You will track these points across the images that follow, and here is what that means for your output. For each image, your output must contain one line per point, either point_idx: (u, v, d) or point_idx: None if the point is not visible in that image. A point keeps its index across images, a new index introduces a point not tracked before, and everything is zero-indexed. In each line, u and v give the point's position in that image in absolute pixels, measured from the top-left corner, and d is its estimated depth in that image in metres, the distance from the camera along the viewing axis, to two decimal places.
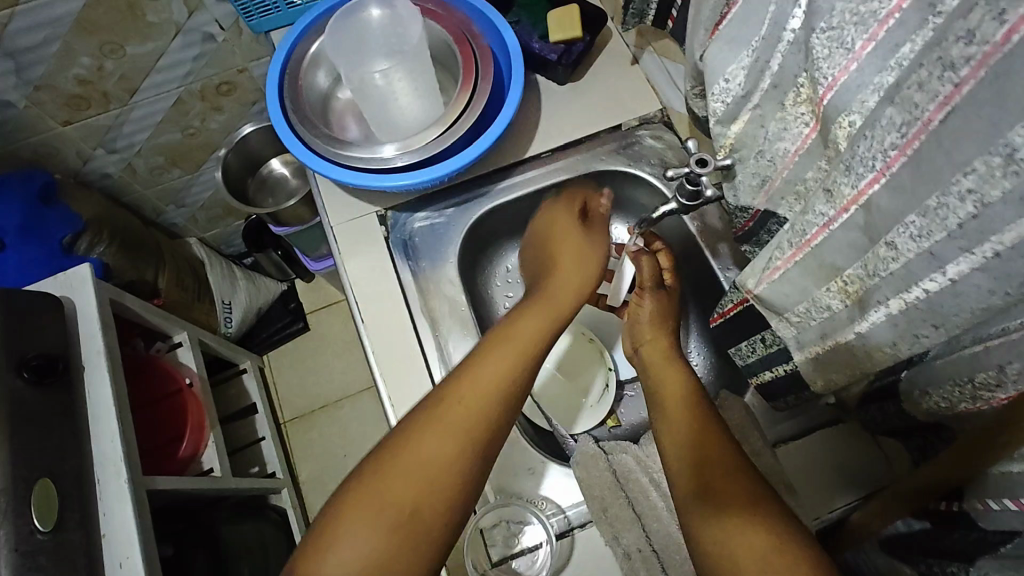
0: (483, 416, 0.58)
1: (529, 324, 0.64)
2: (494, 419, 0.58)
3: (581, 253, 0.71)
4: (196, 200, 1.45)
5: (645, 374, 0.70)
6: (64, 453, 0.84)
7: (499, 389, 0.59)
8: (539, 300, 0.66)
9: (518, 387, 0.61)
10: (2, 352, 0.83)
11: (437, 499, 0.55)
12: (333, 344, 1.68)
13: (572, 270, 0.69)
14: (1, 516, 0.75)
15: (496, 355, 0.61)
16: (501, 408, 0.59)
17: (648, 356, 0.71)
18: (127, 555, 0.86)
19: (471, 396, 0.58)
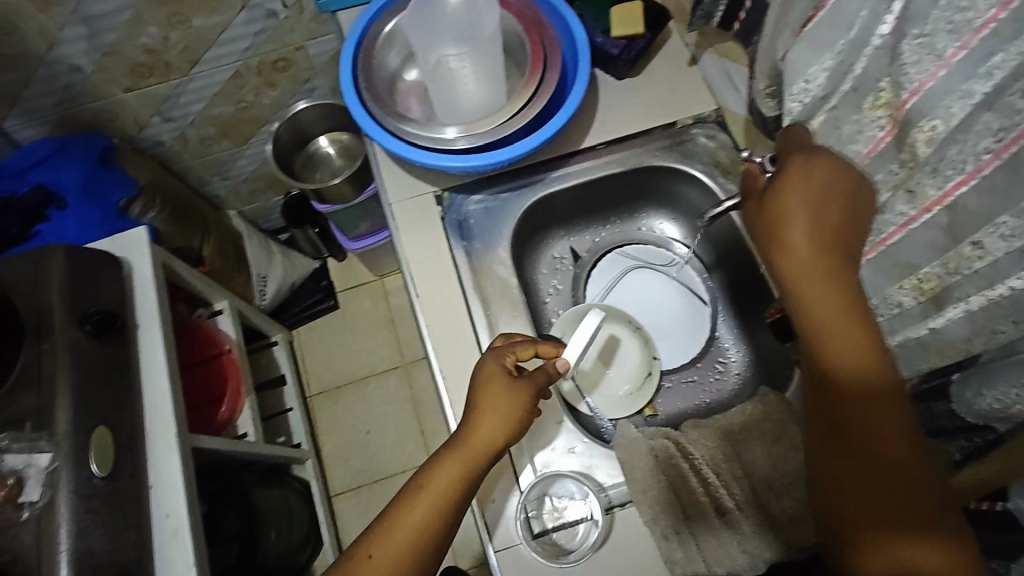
0: (392, 569, 0.62)
1: (440, 478, 0.64)
2: (406, 568, 0.62)
3: (498, 403, 0.66)
4: (240, 172, 1.48)
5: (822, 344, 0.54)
6: (120, 405, 0.88)
7: (410, 541, 0.63)
8: (453, 448, 0.65)
9: (429, 538, 0.63)
10: (68, 305, 0.87)
11: None
12: (361, 323, 1.71)
13: (485, 418, 0.65)
14: (62, 458, 0.78)
15: (404, 513, 0.64)
16: (415, 559, 0.63)
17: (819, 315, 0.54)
18: (173, 506, 0.89)
19: (380, 554, 0.62)
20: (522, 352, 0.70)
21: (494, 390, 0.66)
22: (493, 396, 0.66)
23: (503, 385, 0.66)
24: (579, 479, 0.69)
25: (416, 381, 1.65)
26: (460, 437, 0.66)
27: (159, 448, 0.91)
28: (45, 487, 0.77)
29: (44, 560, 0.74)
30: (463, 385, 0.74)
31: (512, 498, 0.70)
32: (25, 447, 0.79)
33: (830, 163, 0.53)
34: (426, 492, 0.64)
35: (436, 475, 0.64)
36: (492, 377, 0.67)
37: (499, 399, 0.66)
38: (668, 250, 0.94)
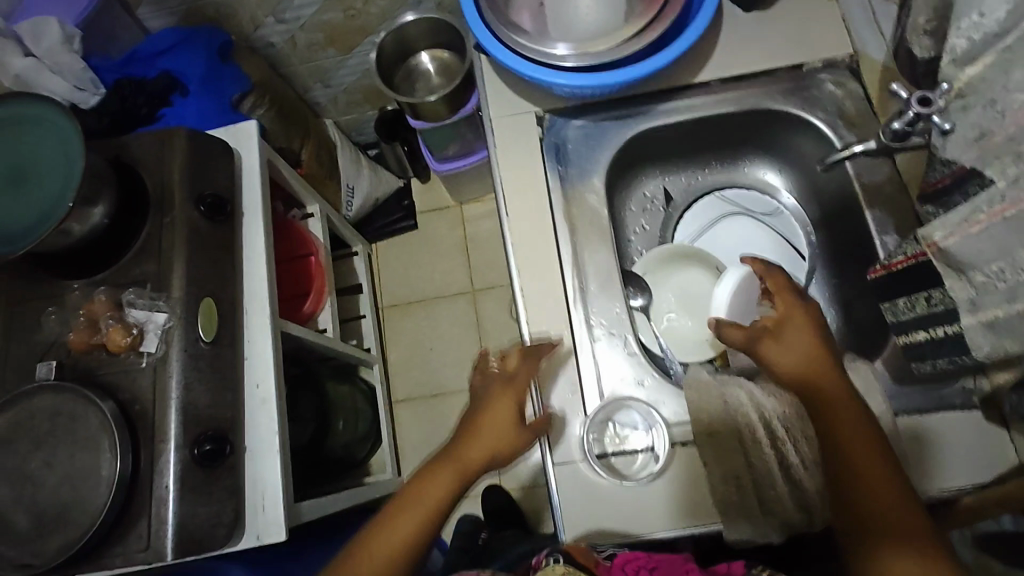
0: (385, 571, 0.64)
1: (438, 483, 0.68)
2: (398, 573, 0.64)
3: (503, 417, 0.69)
4: (341, 81, 1.52)
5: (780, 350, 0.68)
6: (224, 282, 0.96)
7: (405, 545, 0.65)
8: (450, 454, 0.69)
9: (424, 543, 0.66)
10: (188, 184, 0.94)
11: None
12: (437, 245, 1.75)
13: (489, 428, 0.69)
14: (175, 320, 0.87)
15: (397, 521, 0.66)
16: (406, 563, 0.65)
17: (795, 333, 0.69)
18: (263, 379, 0.97)
19: (373, 556, 0.64)
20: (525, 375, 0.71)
21: (498, 408, 0.69)
22: (497, 416, 0.69)
23: (507, 400, 0.70)
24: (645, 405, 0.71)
25: (483, 308, 1.70)
26: (459, 444, 0.70)
27: (256, 326, 1.00)
28: (161, 342, 0.86)
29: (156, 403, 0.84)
30: (543, 307, 0.76)
31: (575, 426, 0.72)
32: (146, 304, 0.88)
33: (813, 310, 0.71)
34: (417, 500, 0.67)
35: (434, 481, 0.68)
36: (496, 395, 0.70)
37: (495, 415, 0.69)
38: (772, 197, 0.92)
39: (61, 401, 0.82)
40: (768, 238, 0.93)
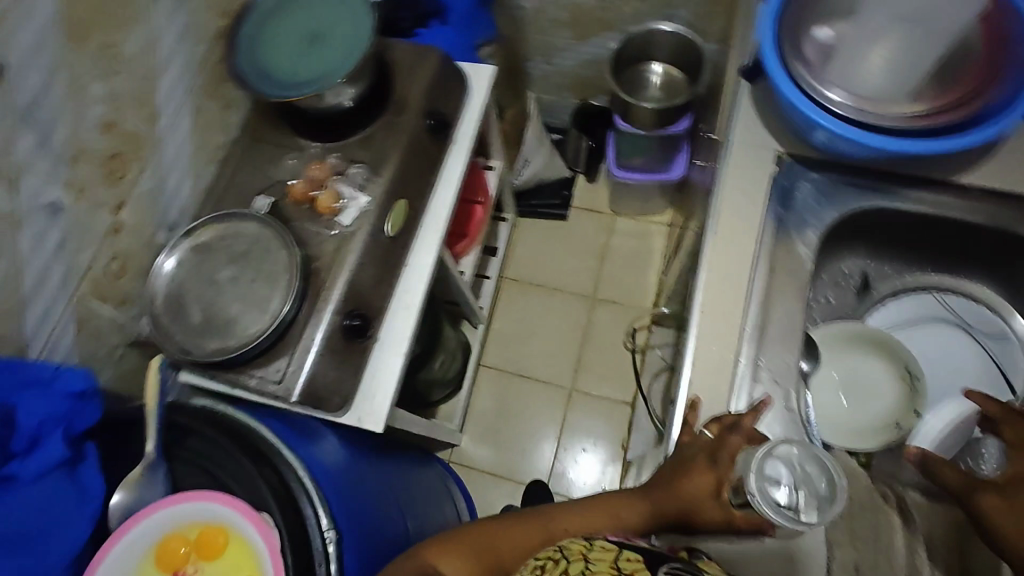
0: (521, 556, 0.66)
1: (621, 506, 0.69)
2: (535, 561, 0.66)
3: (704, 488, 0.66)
4: (561, 64, 1.58)
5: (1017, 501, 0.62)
6: (421, 193, 1.04)
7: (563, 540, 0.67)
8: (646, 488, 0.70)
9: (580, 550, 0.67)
10: (426, 97, 1.03)
11: None
12: (576, 242, 1.76)
13: (687, 486, 0.67)
14: (376, 206, 0.96)
15: (575, 514, 0.69)
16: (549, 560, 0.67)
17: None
18: (411, 291, 1.01)
19: (529, 530, 0.68)
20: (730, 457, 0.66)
21: (696, 476, 0.67)
22: (693, 485, 0.67)
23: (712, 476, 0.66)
24: (788, 447, 0.61)
25: (597, 313, 1.69)
26: (656, 485, 0.70)
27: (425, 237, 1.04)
28: (355, 219, 0.95)
29: (332, 267, 0.93)
30: (715, 328, 0.74)
31: (756, 500, 0.58)
32: (357, 184, 0.97)
33: None
34: (601, 508, 0.70)
35: (621, 503, 0.70)
36: (704, 462, 0.67)
37: (693, 482, 0.67)
38: (1001, 320, 0.86)
39: (263, 232, 0.93)
40: (976, 361, 0.85)
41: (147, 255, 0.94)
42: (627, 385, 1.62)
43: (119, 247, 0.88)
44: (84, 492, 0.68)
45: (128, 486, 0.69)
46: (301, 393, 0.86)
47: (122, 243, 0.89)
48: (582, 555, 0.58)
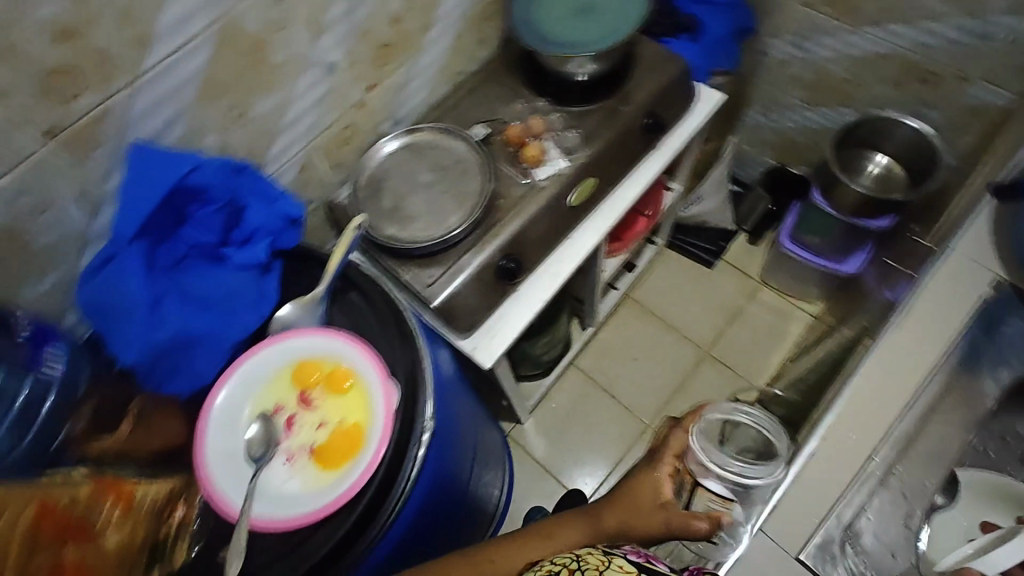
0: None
1: (568, 530, 0.71)
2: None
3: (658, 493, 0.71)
4: (778, 121, 1.56)
5: None
6: (611, 180, 1.08)
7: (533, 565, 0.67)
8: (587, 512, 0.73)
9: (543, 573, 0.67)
10: (655, 97, 1.07)
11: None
12: (714, 294, 1.71)
13: (634, 498, 0.71)
14: (571, 172, 1.01)
15: (529, 539, 0.70)
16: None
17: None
18: (565, 261, 1.04)
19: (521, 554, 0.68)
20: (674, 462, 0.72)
21: (643, 481, 0.72)
22: (640, 495, 0.72)
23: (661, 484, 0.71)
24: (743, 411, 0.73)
25: (704, 368, 1.64)
26: (596, 506, 0.73)
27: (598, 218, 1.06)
28: (550, 178, 1.01)
29: (512, 208, 0.99)
30: (863, 415, 0.71)
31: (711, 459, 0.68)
32: (563, 152, 1.03)
33: None
34: (542, 538, 0.70)
35: (568, 528, 0.71)
36: (649, 467, 0.73)
37: (646, 492, 0.71)
38: None
39: (468, 155, 1.01)
40: None
41: (369, 137, 1.05)
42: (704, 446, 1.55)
43: (354, 120, 1.00)
44: (262, 292, 0.76)
45: (299, 304, 0.76)
46: (442, 302, 0.93)
47: (358, 118, 1.00)
48: (598, 569, 0.59)
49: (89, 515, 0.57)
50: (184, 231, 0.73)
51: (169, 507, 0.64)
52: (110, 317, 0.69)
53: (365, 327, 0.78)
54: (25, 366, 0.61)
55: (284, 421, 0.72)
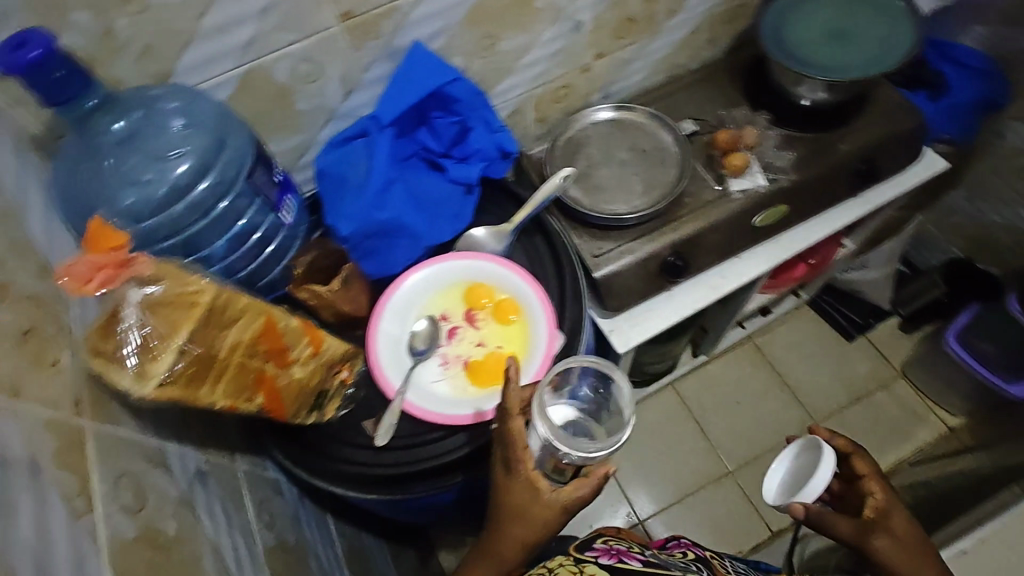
0: None
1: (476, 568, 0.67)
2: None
3: (528, 501, 0.63)
4: (983, 211, 1.43)
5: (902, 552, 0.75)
6: (802, 213, 1.04)
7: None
8: (484, 543, 0.67)
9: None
10: (880, 144, 1.02)
11: None
12: (839, 367, 1.62)
13: (521, 520, 0.64)
14: (769, 193, 0.99)
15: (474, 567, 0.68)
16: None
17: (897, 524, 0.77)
18: (723, 278, 1.04)
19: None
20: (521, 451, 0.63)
21: (511, 479, 0.64)
22: (517, 498, 0.63)
23: (522, 456, 0.63)
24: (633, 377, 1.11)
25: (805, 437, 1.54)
26: (493, 533, 0.66)
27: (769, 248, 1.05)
28: (744, 192, 0.99)
29: (697, 209, 0.99)
30: None
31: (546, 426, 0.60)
32: (769, 172, 1.00)
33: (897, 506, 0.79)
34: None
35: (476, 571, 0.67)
36: (507, 448, 0.63)
37: (517, 493, 0.63)
38: None
39: (671, 146, 1.02)
40: None
41: (579, 101, 1.08)
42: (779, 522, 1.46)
43: (574, 81, 1.03)
44: (459, 213, 0.81)
45: (492, 231, 0.81)
46: (601, 275, 0.95)
47: (579, 80, 1.04)
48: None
49: (291, 346, 0.62)
50: (421, 133, 0.79)
51: (339, 366, 0.70)
52: (343, 186, 0.75)
53: (541, 273, 0.82)
54: (271, 204, 0.69)
55: (448, 330, 0.77)
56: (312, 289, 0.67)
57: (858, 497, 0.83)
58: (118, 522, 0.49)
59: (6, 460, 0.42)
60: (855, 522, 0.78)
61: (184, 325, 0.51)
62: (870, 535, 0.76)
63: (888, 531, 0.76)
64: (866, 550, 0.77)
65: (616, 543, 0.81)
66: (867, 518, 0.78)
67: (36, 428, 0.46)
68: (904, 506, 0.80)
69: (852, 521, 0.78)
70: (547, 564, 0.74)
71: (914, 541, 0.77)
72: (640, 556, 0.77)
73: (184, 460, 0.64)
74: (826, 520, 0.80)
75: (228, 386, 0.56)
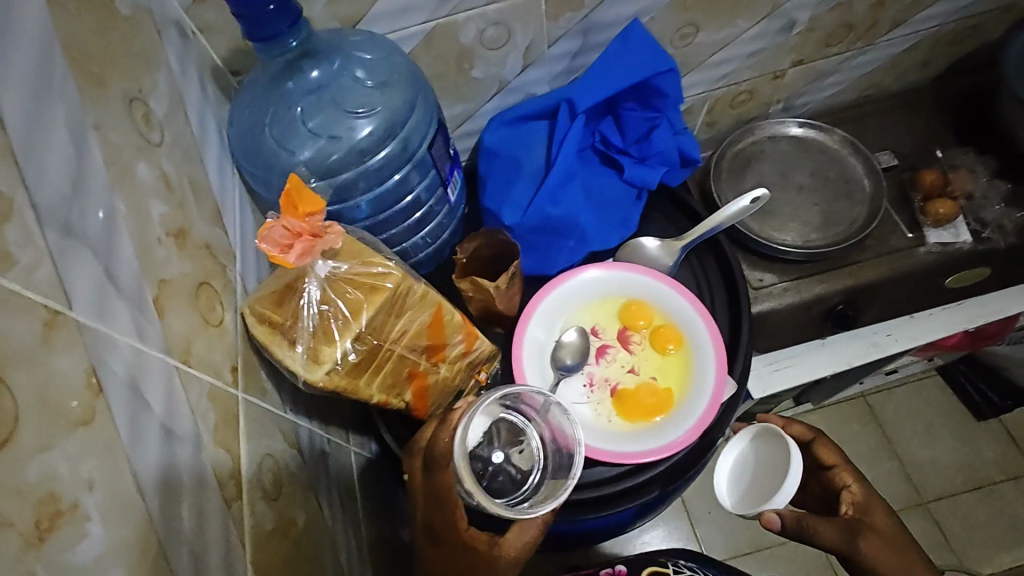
0: None
1: None
2: None
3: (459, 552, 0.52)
4: None
5: (890, 563, 0.57)
6: (998, 280, 0.90)
7: None
8: None
9: None
10: None
11: None
12: (963, 446, 1.44)
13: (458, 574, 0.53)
14: (971, 252, 0.85)
15: None
16: None
17: (881, 520, 0.60)
18: (885, 335, 0.89)
19: None
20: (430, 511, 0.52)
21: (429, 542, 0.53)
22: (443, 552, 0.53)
23: (434, 514, 0.52)
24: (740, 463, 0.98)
25: (911, 515, 1.37)
26: None
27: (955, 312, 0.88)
28: (939, 245, 0.85)
29: (881, 256, 0.86)
30: None
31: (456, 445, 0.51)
32: (980, 228, 0.86)
33: (878, 501, 0.62)
34: None
35: None
36: (432, 510, 0.52)
37: (430, 554, 0.54)
38: None
39: (860, 178, 0.90)
40: None
41: (756, 109, 0.96)
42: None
43: (761, 87, 0.91)
44: (627, 218, 0.73)
45: (664, 244, 0.72)
46: (758, 312, 0.85)
47: (766, 87, 0.91)
48: None
49: (448, 341, 0.55)
50: (606, 122, 0.72)
51: (481, 367, 0.62)
52: (514, 167, 0.69)
53: (707, 302, 0.73)
54: (442, 179, 0.64)
55: (597, 347, 0.69)
56: (477, 282, 0.60)
57: (820, 487, 0.67)
58: (259, 512, 0.45)
59: (176, 433, 0.38)
60: (838, 524, 0.59)
61: (365, 309, 0.45)
62: (859, 540, 0.58)
63: (875, 531, 0.59)
64: (854, 559, 0.58)
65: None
66: (845, 521, 0.60)
67: (199, 397, 0.42)
68: (876, 491, 0.64)
69: (836, 527, 0.59)
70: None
71: (900, 533, 0.60)
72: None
73: (310, 439, 0.59)
74: (807, 529, 0.58)
75: (384, 378, 0.51)
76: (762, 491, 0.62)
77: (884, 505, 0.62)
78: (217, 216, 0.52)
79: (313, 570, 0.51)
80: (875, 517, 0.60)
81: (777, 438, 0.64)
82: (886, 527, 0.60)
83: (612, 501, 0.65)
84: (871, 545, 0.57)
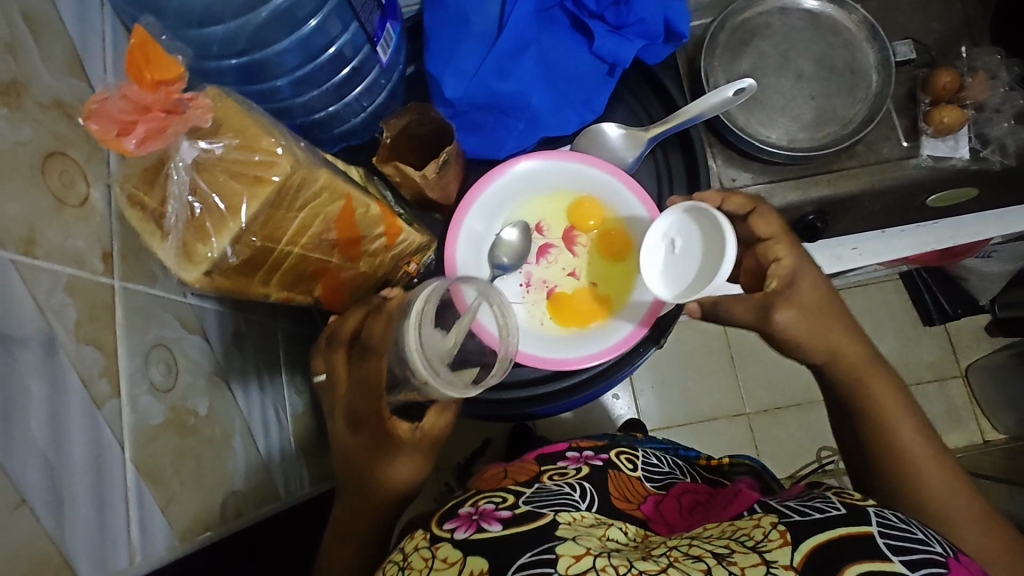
0: (370, 523, 0.53)
1: (347, 502, 0.53)
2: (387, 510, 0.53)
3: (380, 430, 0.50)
4: None
5: (806, 336, 0.53)
6: (984, 201, 0.84)
7: (377, 512, 0.53)
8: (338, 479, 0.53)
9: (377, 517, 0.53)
10: None
11: (374, 520, 0.53)
12: (905, 350, 1.47)
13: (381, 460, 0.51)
14: (963, 172, 0.78)
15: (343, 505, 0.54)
16: (381, 517, 0.53)
17: (805, 294, 0.54)
18: (852, 245, 0.87)
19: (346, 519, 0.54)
20: (341, 402, 0.52)
21: (344, 444, 0.52)
22: (372, 458, 0.51)
23: (350, 407, 0.51)
24: None
25: None
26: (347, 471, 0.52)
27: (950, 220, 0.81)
28: (932, 159, 0.77)
29: (867, 165, 0.78)
30: None
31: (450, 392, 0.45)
32: (979, 146, 0.78)
33: (806, 276, 0.55)
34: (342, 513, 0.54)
35: (345, 503, 0.54)
36: (359, 389, 0.50)
37: (351, 458, 0.52)
38: None
39: (868, 71, 0.78)
40: None
41: None
42: (817, 475, 1.14)
43: None
44: (591, 99, 0.63)
45: (628, 134, 0.64)
46: None
47: None
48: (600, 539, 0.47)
49: (364, 235, 0.50)
50: None
51: (408, 258, 0.58)
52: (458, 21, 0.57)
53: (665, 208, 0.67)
54: (367, 34, 0.52)
55: (539, 246, 0.65)
56: (402, 170, 0.53)
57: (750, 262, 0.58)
58: (144, 405, 0.43)
59: (18, 338, 0.33)
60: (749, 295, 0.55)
61: (244, 203, 0.39)
62: (772, 312, 0.53)
63: (797, 303, 0.53)
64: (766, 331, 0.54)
65: (488, 498, 0.54)
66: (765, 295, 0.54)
67: (54, 292, 0.37)
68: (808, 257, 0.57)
69: (749, 301, 0.54)
70: (401, 552, 0.49)
71: (825, 304, 0.54)
72: (509, 512, 0.50)
73: (221, 323, 0.56)
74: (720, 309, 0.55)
75: (287, 274, 0.47)
76: (687, 272, 0.57)
77: (817, 279, 0.55)
78: (74, 65, 0.42)
79: (217, 454, 0.51)
80: (800, 293, 0.54)
81: (703, 218, 0.57)
82: (817, 313, 0.54)
83: (531, 402, 0.65)
84: (792, 319, 0.53)
